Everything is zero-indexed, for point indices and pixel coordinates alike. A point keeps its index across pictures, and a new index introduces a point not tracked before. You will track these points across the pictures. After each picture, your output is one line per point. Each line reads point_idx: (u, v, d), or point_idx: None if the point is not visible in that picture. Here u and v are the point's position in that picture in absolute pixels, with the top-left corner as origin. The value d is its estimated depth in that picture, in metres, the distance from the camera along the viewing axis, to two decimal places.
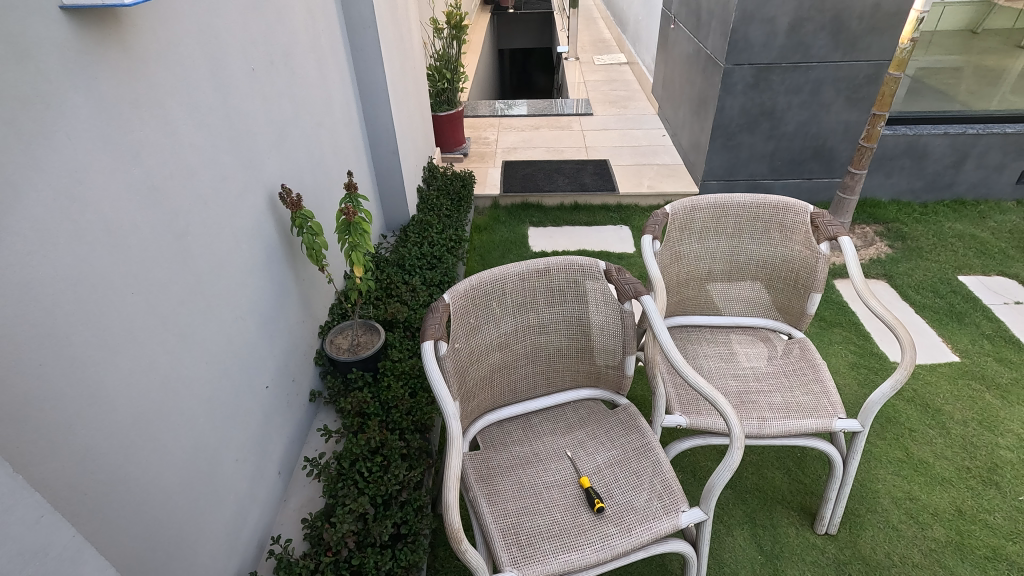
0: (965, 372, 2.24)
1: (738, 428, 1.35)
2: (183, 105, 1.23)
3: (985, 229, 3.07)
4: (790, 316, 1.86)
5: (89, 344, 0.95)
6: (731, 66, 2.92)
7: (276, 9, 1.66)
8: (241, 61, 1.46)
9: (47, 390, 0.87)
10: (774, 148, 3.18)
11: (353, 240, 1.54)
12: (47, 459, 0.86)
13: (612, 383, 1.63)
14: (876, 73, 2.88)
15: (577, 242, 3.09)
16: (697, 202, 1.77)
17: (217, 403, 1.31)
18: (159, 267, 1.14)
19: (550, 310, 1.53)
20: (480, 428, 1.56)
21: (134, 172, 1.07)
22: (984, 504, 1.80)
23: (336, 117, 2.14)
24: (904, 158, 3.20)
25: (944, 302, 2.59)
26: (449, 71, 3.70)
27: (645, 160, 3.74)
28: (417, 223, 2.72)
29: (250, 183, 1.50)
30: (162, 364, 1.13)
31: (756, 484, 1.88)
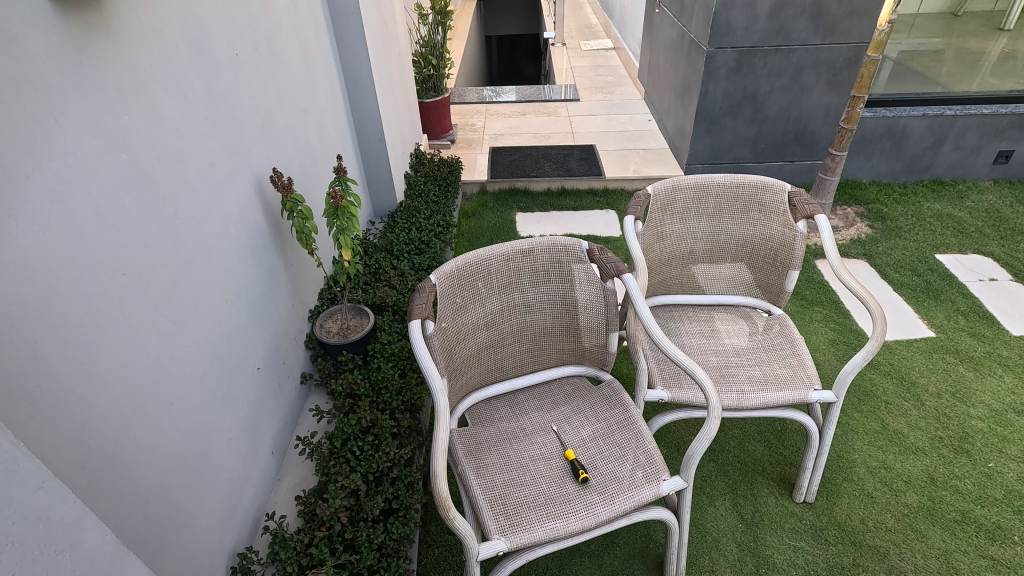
0: (939, 347, 2.31)
1: (716, 399, 1.39)
2: (167, 91, 1.24)
3: (962, 208, 3.14)
4: (769, 295, 1.92)
5: (81, 324, 0.97)
6: (714, 50, 2.94)
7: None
8: (224, 48, 1.47)
9: (43, 367, 0.90)
10: (757, 131, 3.22)
11: (342, 224, 1.55)
12: (50, 430, 0.90)
13: (596, 361, 1.67)
14: (855, 56, 2.92)
15: (564, 227, 3.13)
16: (678, 183, 1.81)
17: (209, 384, 1.34)
18: (150, 251, 1.16)
19: (535, 290, 1.57)
20: (468, 406, 1.60)
21: (122, 156, 1.09)
22: (955, 471, 1.87)
23: (321, 103, 2.14)
24: (884, 140, 3.26)
25: (921, 280, 2.66)
26: (435, 58, 3.70)
27: (631, 145, 3.77)
28: (405, 209, 2.74)
29: (237, 169, 1.52)
30: (154, 345, 1.15)
31: (737, 457, 1.94)
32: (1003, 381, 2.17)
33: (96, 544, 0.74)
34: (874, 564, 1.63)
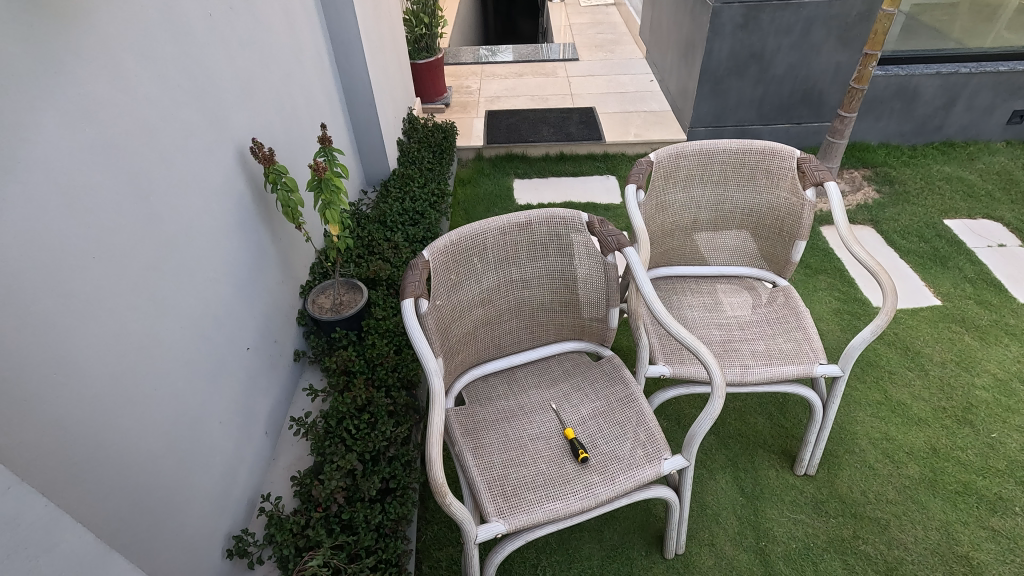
0: (945, 315, 2.27)
1: (718, 375, 1.34)
2: (135, 56, 1.14)
3: (972, 171, 3.05)
4: (774, 265, 1.86)
5: (50, 314, 0.91)
6: (720, 5, 2.79)
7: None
8: (197, 7, 1.36)
9: (11, 359, 0.84)
10: (763, 92, 3.09)
11: (327, 197, 1.48)
12: (23, 424, 0.86)
13: (596, 336, 1.62)
14: (869, 11, 2.77)
15: (562, 194, 3.05)
16: (682, 150, 1.72)
17: (197, 367, 1.29)
18: (124, 231, 1.09)
19: (532, 264, 1.51)
20: (465, 384, 1.56)
21: (87, 129, 1.01)
22: (958, 442, 1.86)
23: (306, 67, 2.03)
24: (894, 100, 3.14)
25: (928, 247, 2.60)
26: (427, 16, 3.52)
27: (632, 107, 3.63)
28: (398, 178, 2.65)
29: (217, 139, 1.43)
30: (135, 330, 1.10)
31: (738, 429, 1.93)
32: (1009, 350, 2.13)
33: (75, 546, 0.71)
34: (874, 536, 1.63)
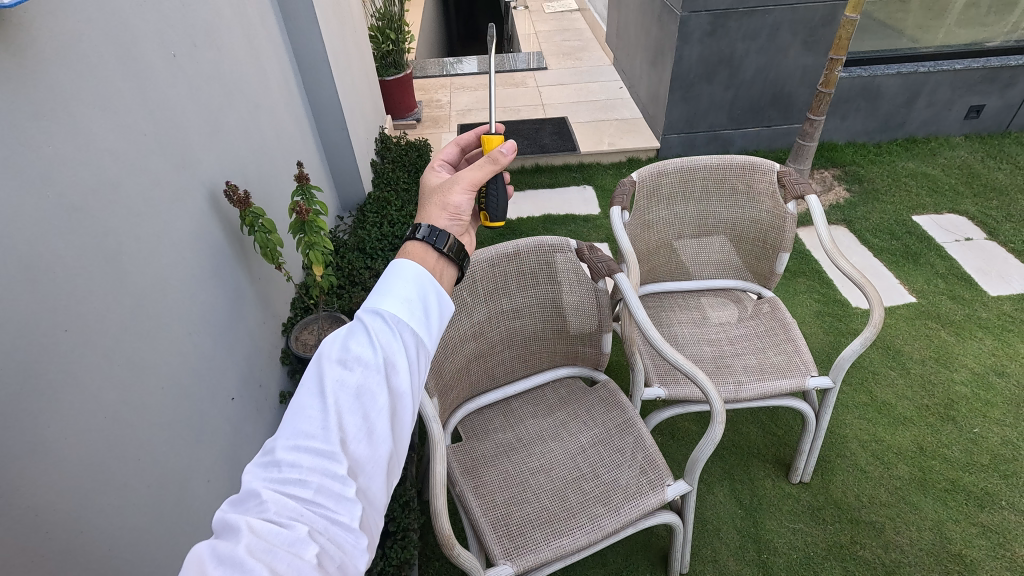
0: (921, 312, 2.32)
1: (717, 400, 1.38)
2: (97, 109, 1.03)
3: (935, 166, 3.14)
4: (758, 277, 1.87)
5: (8, 395, 0.78)
6: (687, 15, 2.80)
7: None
8: (159, 48, 1.24)
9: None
10: (733, 96, 3.12)
11: (310, 239, 1.52)
12: (9, 529, 0.75)
13: (589, 361, 1.62)
14: (831, 14, 2.83)
15: (541, 208, 3.03)
16: (663, 167, 1.73)
17: (184, 429, 1.17)
18: (95, 302, 0.97)
19: (522, 294, 1.49)
20: (461, 418, 1.52)
21: (48, 194, 0.90)
22: (943, 439, 1.90)
23: (275, 97, 1.91)
24: (859, 99, 3.21)
25: (900, 244, 2.65)
26: (393, 32, 3.46)
27: (604, 116, 3.64)
28: (375, 200, 2.57)
29: (188, 183, 1.30)
30: (113, 404, 0.98)
31: (732, 441, 1.94)
32: (983, 342, 2.19)
33: None
34: (870, 541, 1.67)
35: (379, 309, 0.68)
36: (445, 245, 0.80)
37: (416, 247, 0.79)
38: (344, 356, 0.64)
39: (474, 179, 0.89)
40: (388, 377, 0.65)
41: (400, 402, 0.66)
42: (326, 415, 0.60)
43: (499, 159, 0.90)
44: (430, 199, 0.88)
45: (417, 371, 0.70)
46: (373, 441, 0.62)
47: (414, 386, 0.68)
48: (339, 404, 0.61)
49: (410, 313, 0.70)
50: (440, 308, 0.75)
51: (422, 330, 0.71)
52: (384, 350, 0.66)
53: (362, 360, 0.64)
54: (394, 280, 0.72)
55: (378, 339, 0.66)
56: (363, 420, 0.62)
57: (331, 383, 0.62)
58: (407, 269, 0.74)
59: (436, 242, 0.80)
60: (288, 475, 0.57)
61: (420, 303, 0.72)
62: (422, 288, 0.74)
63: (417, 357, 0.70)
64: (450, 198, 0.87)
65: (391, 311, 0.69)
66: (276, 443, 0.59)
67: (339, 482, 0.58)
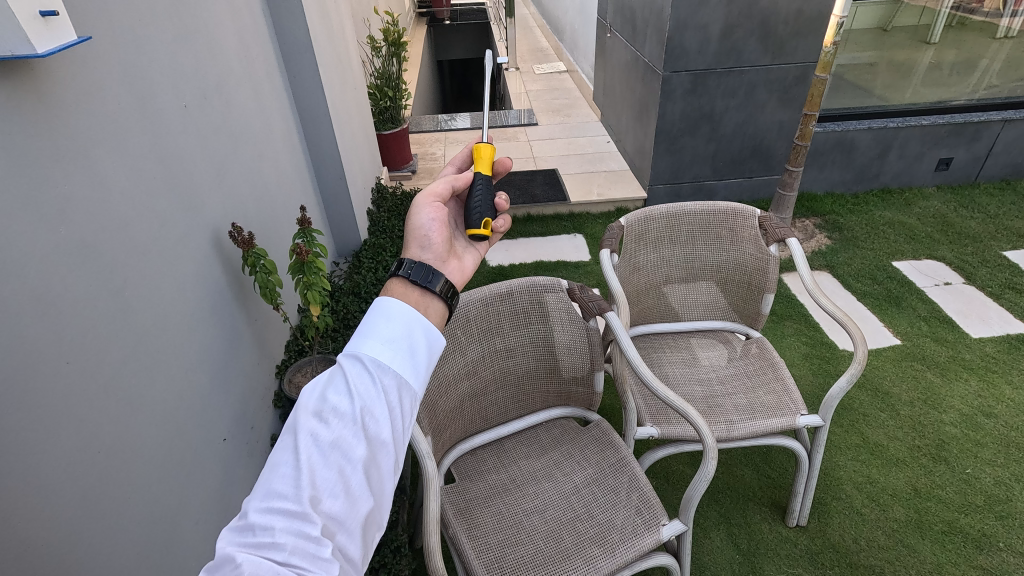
0: (907, 354, 2.36)
1: (710, 437, 1.39)
2: (113, 152, 1.09)
3: (910, 215, 3.27)
4: (746, 318, 1.91)
5: (7, 423, 0.78)
6: (669, 74, 2.98)
7: (205, 26, 1.51)
8: (172, 98, 1.32)
9: None
10: (715, 149, 3.27)
11: (309, 279, 1.55)
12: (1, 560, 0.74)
13: (582, 401, 1.63)
14: (803, 74, 3.02)
15: (532, 255, 3.10)
16: (650, 212, 1.81)
17: (175, 467, 1.17)
18: (98, 336, 0.99)
19: (515, 334, 1.52)
20: (454, 459, 1.52)
21: (61, 229, 0.93)
22: (936, 480, 1.90)
23: (278, 146, 1.99)
24: (834, 152, 3.38)
25: (883, 288, 2.73)
26: (391, 89, 3.63)
27: (592, 168, 3.79)
28: (370, 247, 2.63)
29: (192, 224, 1.35)
30: (107, 438, 0.98)
31: (727, 484, 1.93)
32: (969, 384, 2.23)
33: None
34: None
35: (358, 355, 0.68)
36: (425, 278, 0.80)
37: (396, 283, 0.80)
38: (320, 408, 0.64)
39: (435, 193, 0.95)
40: (367, 427, 0.64)
41: (382, 451, 0.65)
42: (299, 472, 0.59)
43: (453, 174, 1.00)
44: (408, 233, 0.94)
45: (401, 416, 0.68)
46: (350, 495, 0.61)
47: (397, 433, 0.67)
48: (312, 460, 0.61)
49: (392, 356, 0.69)
50: (427, 349, 0.74)
51: (405, 372, 0.70)
52: (362, 398, 0.65)
53: (340, 410, 0.64)
54: (376, 323, 0.72)
55: (355, 388, 0.65)
56: (339, 474, 0.61)
57: (304, 438, 0.61)
58: (390, 307, 0.74)
59: (414, 275, 0.80)
60: (259, 537, 0.56)
61: (403, 345, 0.71)
62: (409, 329, 0.73)
63: (400, 400, 0.68)
64: (416, 219, 0.93)
65: (371, 355, 0.68)
66: (250, 505, 0.58)
67: (313, 541, 0.56)
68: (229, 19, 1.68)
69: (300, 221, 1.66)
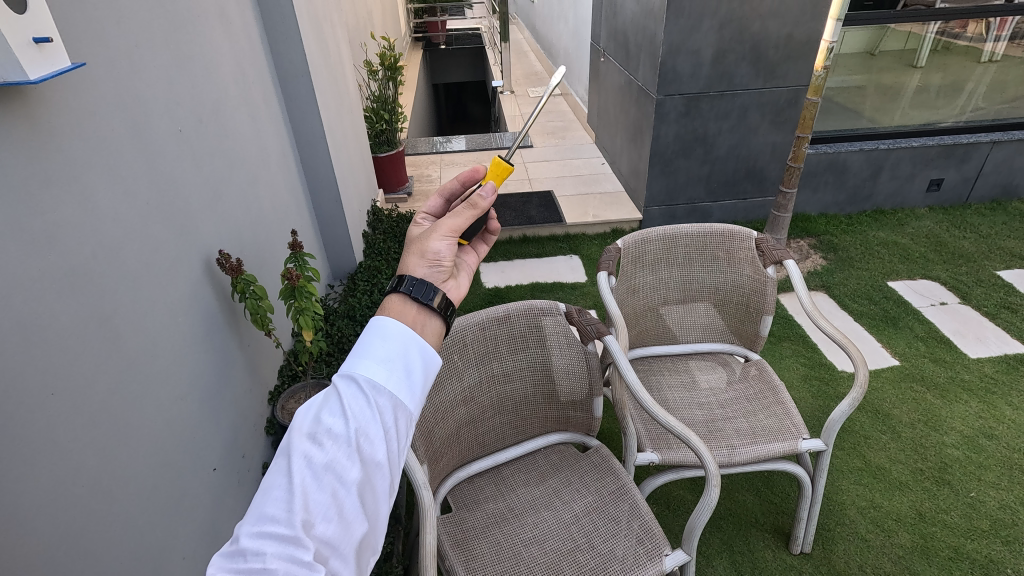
0: (906, 375, 2.35)
1: (712, 463, 1.36)
2: (105, 178, 1.07)
3: (904, 235, 3.29)
4: (744, 340, 1.90)
5: None
6: (663, 97, 3.01)
7: (201, 52, 1.52)
8: (167, 123, 1.31)
9: None
10: (709, 171, 3.30)
11: (301, 303, 1.53)
12: None
13: (581, 426, 1.60)
14: (795, 97, 3.06)
15: (529, 276, 3.08)
16: (646, 234, 1.80)
17: (162, 500, 1.13)
18: (86, 365, 0.96)
19: (512, 358, 1.49)
20: (450, 488, 1.48)
21: (49, 257, 0.91)
22: (941, 504, 1.87)
23: (274, 170, 1.99)
24: (827, 173, 3.41)
25: (879, 308, 2.73)
26: (387, 112, 3.66)
27: (587, 189, 3.81)
28: (365, 269, 2.61)
29: (185, 249, 1.33)
30: (91, 471, 0.94)
31: (729, 510, 1.89)
32: (969, 405, 2.21)
33: None
34: None
35: (353, 375, 0.65)
36: (425, 295, 0.77)
37: (393, 301, 0.76)
38: (314, 430, 0.61)
39: (453, 227, 0.86)
40: (361, 448, 0.62)
41: (377, 473, 0.62)
42: (290, 496, 0.57)
43: (478, 202, 0.88)
44: (410, 249, 0.86)
45: (396, 437, 0.65)
46: (344, 519, 0.59)
47: (393, 454, 0.64)
48: (304, 484, 0.58)
49: (388, 376, 0.66)
50: (425, 368, 0.71)
51: (402, 392, 0.67)
52: (357, 420, 0.63)
53: (333, 432, 0.61)
54: (372, 341, 0.69)
55: (350, 409, 0.63)
56: (332, 498, 0.59)
57: (297, 461, 0.59)
58: (387, 326, 0.71)
59: (415, 292, 0.77)
60: (251, 564, 0.54)
61: (399, 365, 0.68)
62: (405, 350, 0.70)
63: (397, 421, 0.65)
64: (428, 246, 0.85)
65: (366, 375, 0.65)
66: (243, 529, 0.57)
67: (305, 567, 0.54)
68: (225, 44, 1.68)
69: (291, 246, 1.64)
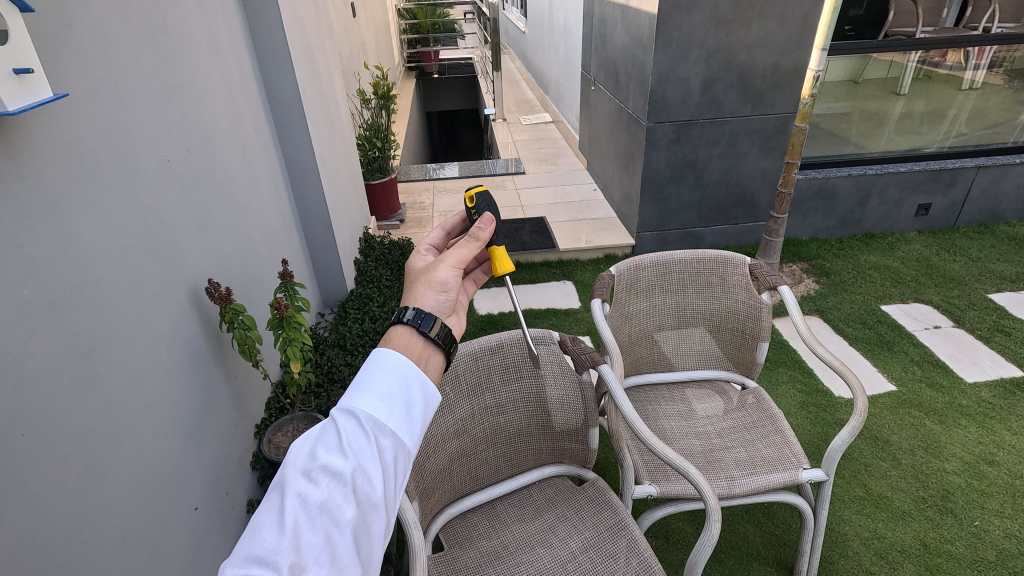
0: (904, 401, 2.33)
1: (712, 497, 1.32)
2: (86, 210, 1.05)
3: (895, 259, 3.31)
4: (741, 367, 1.87)
5: None
6: (653, 124, 3.04)
7: (191, 82, 1.51)
8: (153, 152, 1.29)
9: None
10: (700, 197, 3.32)
11: (290, 333, 1.50)
12: None
13: (577, 458, 1.56)
14: (783, 124, 3.11)
15: (522, 302, 3.06)
16: (641, 261, 1.79)
17: (139, 544, 1.07)
18: (60, 403, 0.92)
19: (506, 388, 1.46)
20: (443, 524, 1.43)
21: (24, 291, 0.88)
22: (945, 534, 1.83)
23: (264, 198, 1.97)
24: (817, 198, 3.44)
25: (874, 332, 2.72)
26: (380, 140, 3.68)
27: (580, 215, 3.82)
28: (357, 297, 2.58)
29: (170, 280, 1.30)
30: (62, 517, 0.89)
31: (730, 542, 1.84)
32: (968, 430, 2.19)
33: None
34: None
35: (353, 410, 0.62)
36: (430, 329, 0.74)
37: (399, 331, 0.73)
38: (310, 466, 0.58)
39: (459, 259, 0.86)
40: (361, 486, 0.58)
41: (373, 514, 0.59)
42: (284, 537, 0.53)
43: (478, 235, 0.89)
44: (415, 281, 0.84)
45: (394, 475, 0.62)
46: (338, 564, 0.55)
47: (390, 493, 0.61)
48: (299, 523, 0.54)
49: (389, 412, 0.63)
50: (426, 405, 0.68)
51: (402, 430, 0.64)
52: (355, 456, 0.59)
53: (333, 468, 0.58)
54: (373, 374, 0.66)
55: (349, 445, 0.60)
56: (326, 540, 0.55)
57: (291, 499, 0.55)
58: (387, 359, 0.68)
59: (422, 324, 0.75)
60: None
61: (401, 400, 0.66)
62: (407, 384, 0.67)
63: (396, 459, 0.62)
64: (437, 277, 0.83)
65: (366, 410, 0.62)
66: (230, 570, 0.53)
67: None
68: (216, 74, 1.68)
69: (280, 275, 1.61)
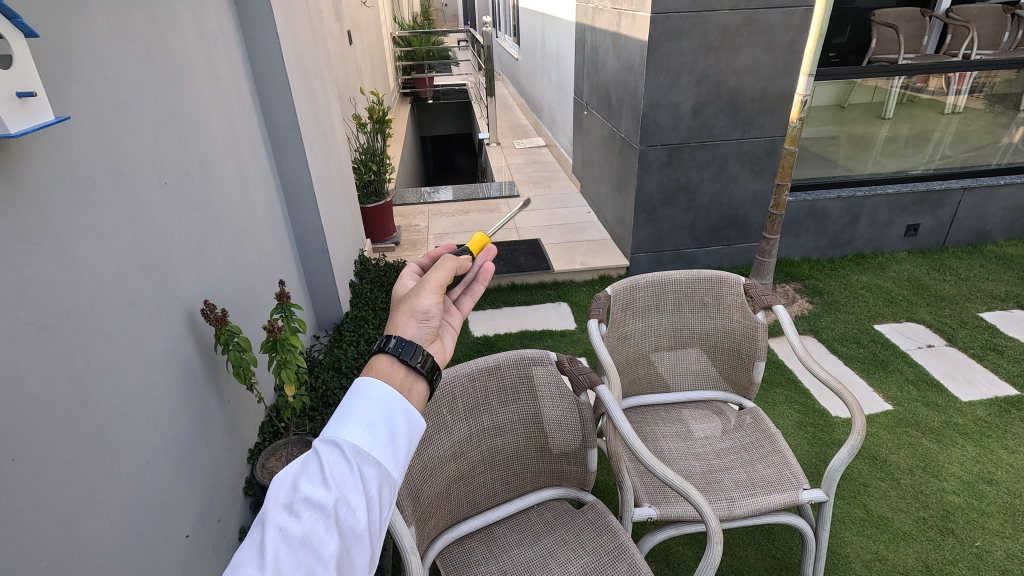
0: (900, 420, 2.33)
1: (713, 519, 1.30)
2: (83, 233, 1.04)
3: (886, 279, 3.35)
4: (738, 387, 1.87)
5: None
6: (646, 147, 3.09)
7: (190, 107, 1.53)
8: (151, 175, 1.30)
9: None
10: (693, 218, 3.35)
11: (284, 356, 1.48)
12: None
13: (576, 481, 1.54)
14: (772, 147, 3.16)
15: (518, 324, 3.06)
16: (636, 282, 1.80)
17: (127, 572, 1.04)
18: (50, 428, 0.91)
19: (504, 410, 1.45)
20: (440, 550, 1.40)
21: (18, 314, 0.87)
22: (947, 555, 1.81)
23: (260, 221, 1.97)
24: (807, 220, 3.49)
25: (868, 351, 2.74)
26: (375, 164, 3.71)
27: (574, 237, 3.85)
28: (352, 320, 2.57)
29: (165, 303, 1.29)
30: (49, 544, 0.87)
31: (731, 566, 1.81)
32: (965, 449, 2.19)
33: None
34: None
35: (334, 440, 0.61)
36: (411, 357, 0.74)
37: (381, 360, 0.73)
38: (291, 499, 0.57)
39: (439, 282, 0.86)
40: (341, 520, 0.57)
41: (356, 546, 0.58)
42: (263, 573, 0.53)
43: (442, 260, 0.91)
44: (398, 310, 0.84)
45: (380, 506, 0.61)
46: None
47: (375, 525, 0.60)
48: (279, 559, 0.54)
49: (372, 441, 0.62)
50: (411, 432, 0.67)
51: (386, 458, 0.62)
52: (337, 487, 0.58)
53: (313, 501, 0.57)
54: (355, 403, 0.65)
55: (331, 476, 0.58)
56: None
57: (271, 533, 0.55)
58: (371, 387, 0.67)
59: (402, 353, 0.74)
60: None
61: (383, 428, 0.64)
62: (390, 412, 0.66)
63: (380, 489, 0.61)
64: (417, 305, 0.84)
65: (350, 439, 0.61)
66: None
67: None
68: (214, 98, 1.70)
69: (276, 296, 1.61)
